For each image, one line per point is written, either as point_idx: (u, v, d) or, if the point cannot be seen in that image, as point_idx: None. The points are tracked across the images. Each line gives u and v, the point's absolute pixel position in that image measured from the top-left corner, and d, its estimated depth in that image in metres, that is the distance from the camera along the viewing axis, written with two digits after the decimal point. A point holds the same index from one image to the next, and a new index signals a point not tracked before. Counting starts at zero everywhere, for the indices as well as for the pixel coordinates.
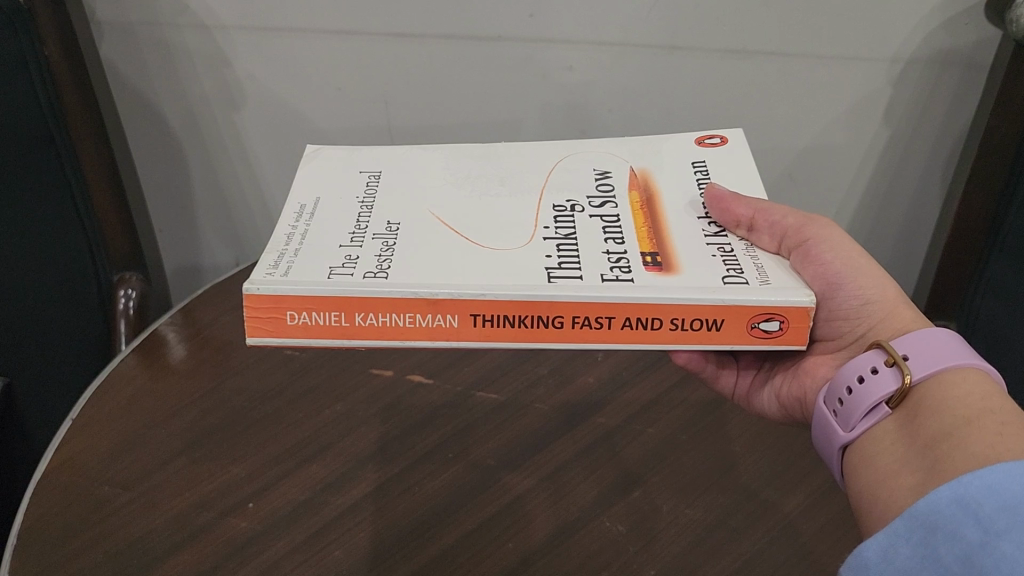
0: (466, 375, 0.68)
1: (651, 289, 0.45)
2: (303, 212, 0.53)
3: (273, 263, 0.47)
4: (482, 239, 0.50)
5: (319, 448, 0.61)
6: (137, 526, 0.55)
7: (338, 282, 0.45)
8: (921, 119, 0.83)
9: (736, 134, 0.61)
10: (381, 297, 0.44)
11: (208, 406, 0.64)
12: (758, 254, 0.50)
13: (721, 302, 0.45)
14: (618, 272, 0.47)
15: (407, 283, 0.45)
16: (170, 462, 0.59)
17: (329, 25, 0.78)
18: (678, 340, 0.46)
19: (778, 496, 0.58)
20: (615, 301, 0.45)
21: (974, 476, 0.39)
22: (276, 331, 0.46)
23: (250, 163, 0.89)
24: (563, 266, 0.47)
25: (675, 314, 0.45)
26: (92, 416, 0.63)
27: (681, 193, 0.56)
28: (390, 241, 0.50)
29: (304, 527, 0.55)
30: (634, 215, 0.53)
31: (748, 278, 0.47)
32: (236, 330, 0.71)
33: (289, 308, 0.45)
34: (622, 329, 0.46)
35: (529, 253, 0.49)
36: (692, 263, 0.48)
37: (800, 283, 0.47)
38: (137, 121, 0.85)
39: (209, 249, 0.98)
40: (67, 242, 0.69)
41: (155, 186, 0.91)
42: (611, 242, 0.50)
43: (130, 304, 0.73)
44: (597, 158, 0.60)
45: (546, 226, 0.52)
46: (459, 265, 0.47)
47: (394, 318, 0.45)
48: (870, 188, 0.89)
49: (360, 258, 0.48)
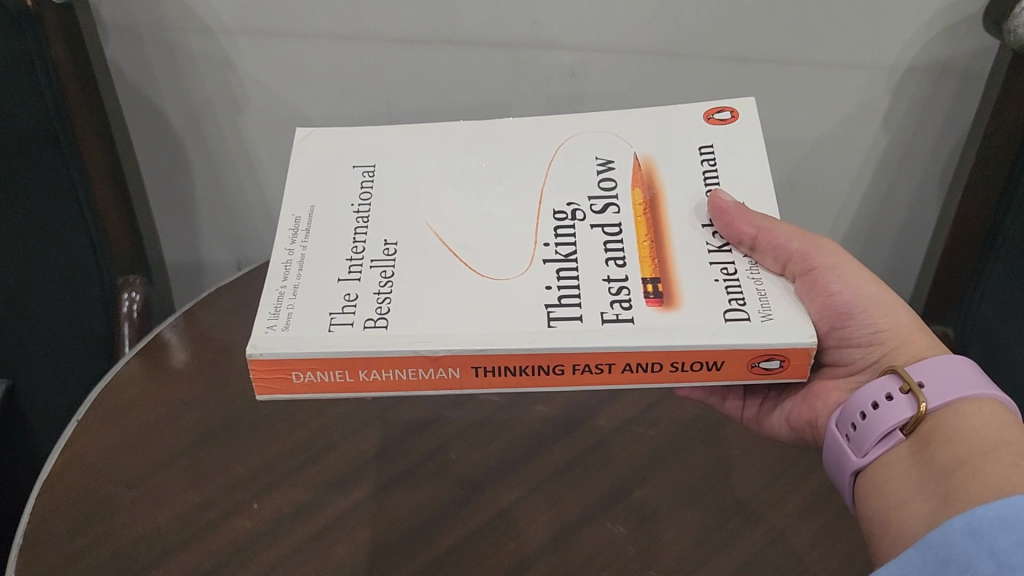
0: None
1: (655, 331, 0.44)
2: (296, 229, 0.51)
3: (273, 309, 0.46)
4: (482, 266, 0.49)
5: (320, 448, 0.61)
6: (142, 524, 0.55)
7: (339, 336, 0.44)
8: (919, 129, 0.82)
9: (747, 104, 0.58)
10: (382, 353, 0.44)
11: (208, 407, 0.64)
12: (762, 276, 0.49)
13: (723, 346, 0.44)
14: (618, 310, 0.46)
15: (420, 336, 0.44)
16: (171, 463, 0.59)
17: (330, 29, 0.78)
18: (680, 378, 0.45)
19: (771, 503, 0.58)
20: (616, 350, 0.44)
21: (987, 509, 0.39)
22: (283, 388, 0.45)
23: (252, 163, 0.89)
24: (562, 301, 0.47)
25: (675, 358, 0.44)
26: (97, 415, 0.63)
27: (685, 195, 0.54)
28: (389, 269, 0.49)
29: (303, 530, 0.55)
30: (638, 224, 0.51)
31: (750, 311, 0.46)
32: (238, 329, 0.71)
33: (294, 368, 0.44)
34: (625, 373, 0.45)
35: (528, 287, 0.47)
36: (694, 290, 0.47)
37: (801, 317, 0.46)
38: (140, 119, 0.86)
39: (211, 246, 0.98)
40: (72, 243, 0.71)
41: (157, 181, 0.91)
42: (612, 264, 0.49)
43: (133, 309, 0.74)
44: (595, 142, 0.57)
45: (547, 244, 0.50)
46: (455, 306, 0.46)
47: (398, 372, 0.44)
48: (877, 194, 0.88)
49: (359, 300, 0.47)
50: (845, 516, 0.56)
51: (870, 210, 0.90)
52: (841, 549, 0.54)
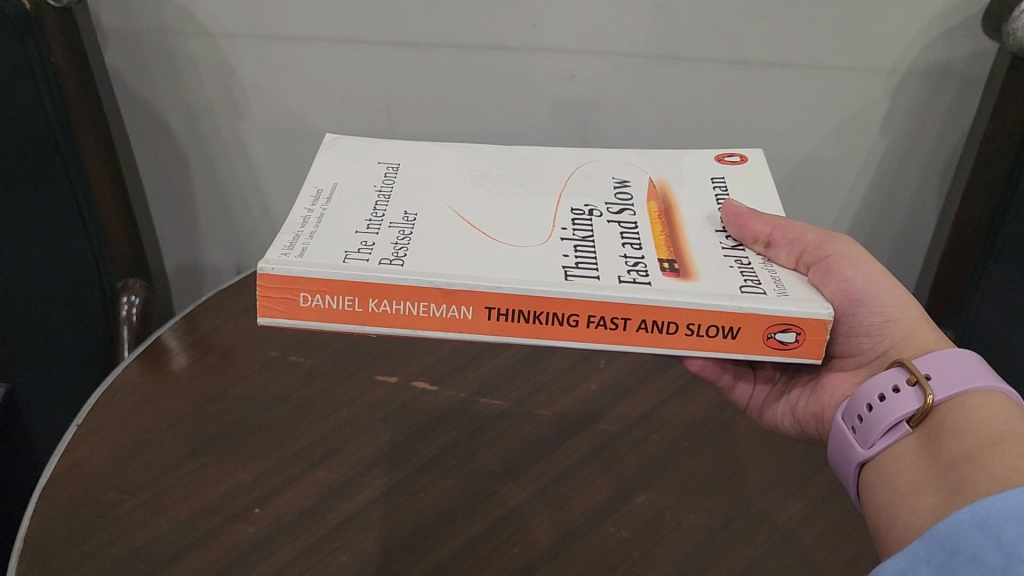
0: (467, 384, 0.67)
1: (670, 292, 0.44)
2: (319, 199, 0.52)
3: (288, 245, 0.46)
4: (499, 234, 0.49)
5: (323, 451, 0.61)
6: (144, 530, 0.54)
7: (357, 268, 0.44)
8: (917, 134, 0.82)
9: (756, 154, 0.59)
10: (399, 285, 0.44)
11: (212, 411, 0.64)
12: (776, 268, 0.49)
13: (740, 309, 0.44)
14: (635, 275, 0.46)
15: (436, 274, 0.44)
16: (175, 467, 0.59)
17: (332, 35, 0.78)
18: (693, 343, 0.45)
19: (778, 503, 0.57)
20: (633, 302, 0.44)
21: (995, 499, 0.38)
22: (288, 313, 0.45)
23: (252, 169, 0.89)
24: (580, 266, 0.46)
25: (691, 318, 0.44)
26: (98, 419, 0.62)
27: (699, 207, 0.54)
28: (408, 231, 0.49)
29: (309, 533, 0.55)
30: (653, 223, 0.52)
31: (766, 288, 0.46)
32: (241, 335, 0.71)
33: (303, 289, 0.44)
34: (638, 331, 0.45)
35: (543, 255, 0.47)
36: (709, 271, 0.47)
37: (819, 296, 0.46)
38: (141, 126, 0.86)
39: (211, 254, 0.98)
40: (70, 249, 0.71)
41: (158, 187, 0.91)
42: (628, 247, 0.49)
43: (133, 313, 0.74)
44: (609, 167, 0.58)
45: (563, 228, 0.50)
46: (471, 258, 0.46)
47: (408, 305, 0.44)
48: (876, 198, 0.89)
49: (375, 245, 0.47)
50: (852, 518, 0.56)
51: (869, 215, 0.90)
52: (848, 549, 0.54)
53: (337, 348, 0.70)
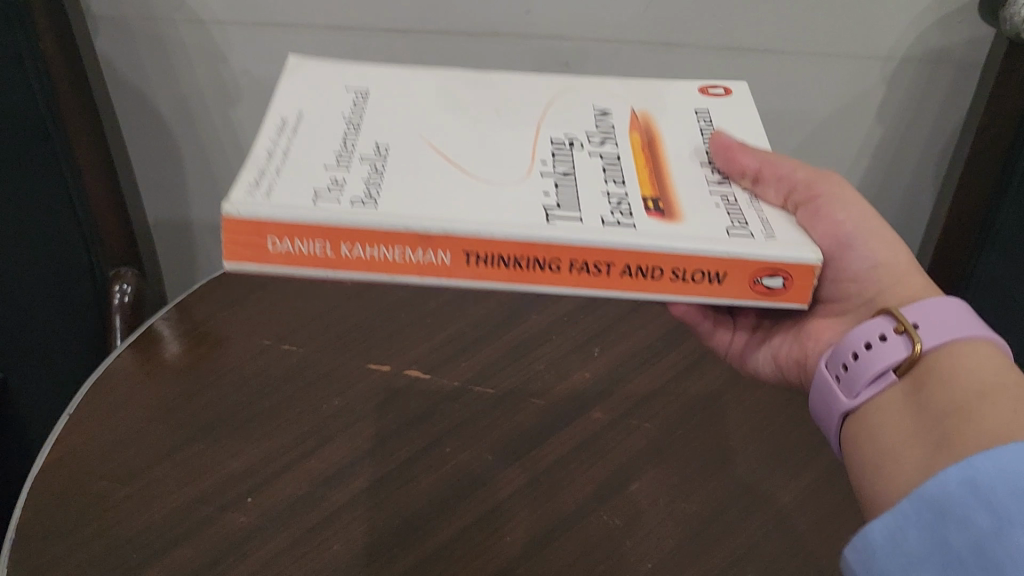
0: (462, 372, 0.66)
1: (656, 234, 0.44)
2: (285, 125, 0.51)
3: (256, 180, 0.45)
4: (476, 171, 0.48)
5: (317, 440, 0.60)
6: (136, 521, 0.54)
7: (330, 207, 0.43)
8: (913, 120, 0.82)
9: (740, 87, 0.60)
10: (373, 226, 0.42)
11: (206, 399, 0.63)
12: (762, 206, 0.49)
13: (725, 254, 0.43)
14: (619, 216, 0.45)
15: (415, 213, 0.43)
16: (168, 456, 0.58)
17: (325, 21, 0.78)
18: (678, 286, 0.44)
19: (773, 489, 0.57)
20: (617, 246, 0.43)
21: (985, 458, 0.37)
22: (256, 257, 0.43)
23: (243, 156, 0.89)
24: (559, 204, 0.45)
25: (677, 264, 0.43)
26: (90, 408, 0.62)
27: (683, 141, 0.54)
28: (380, 163, 0.48)
29: (302, 522, 0.54)
30: (635, 157, 0.51)
31: (752, 231, 0.46)
32: (235, 324, 0.70)
33: (272, 233, 0.43)
34: (623, 272, 0.44)
35: (520, 188, 0.46)
36: (693, 211, 0.47)
37: (806, 239, 0.45)
38: (129, 115, 0.86)
39: (202, 241, 0.98)
40: (62, 236, 0.70)
41: (148, 177, 0.92)
42: (610, 182, 0.48)
43: (125, 299, 0.73)
44: (588, 104, 0.57)
45: (541, 161, 0.50)
46: (448, 194, 0.45)
47: (382, 252, 0.43)
48: (872, 186, 0.88)
49: (345, 180, 0.46)
50: (844, 505, 0.56)
51: (865, 202, 0.89)
52: (841, 538, 0.54)
53: (331, 336, 0.69)
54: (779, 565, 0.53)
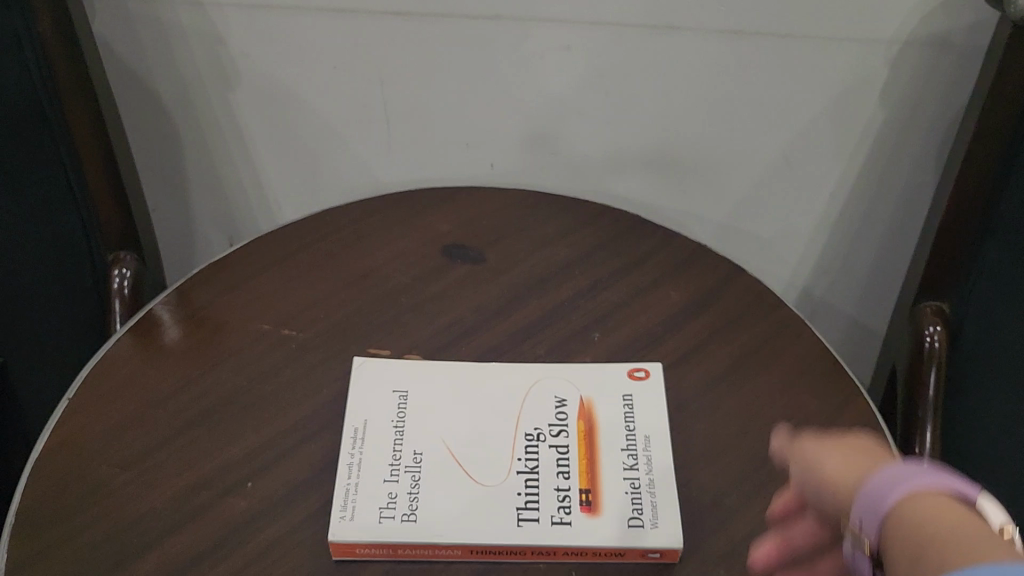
0: (462, 357, 0.66)
1: (572, 537, 0.52)
2: (356, 437, 0.59)
3: (340, 508, 0.54)
4: (472, 475, 0.56)
5: (316, 426, 0.60)
6: (136, 506, 0.54)
7: (389, 527, 0.52)
8: (916, 105, 0.81)
9: (657, 366, 0.64)
10: (419, 542, 0.52)
11: (206, 385, 0.63)
12: (659, 486, 0.56)
13: (617, 547, 0.52)
14: (560, 513, 0.53)
15: (447, 533, 0.52)
16: (167, 442, 0.59)
17: (326, 4, 0.79)
18: (607, 559, 0.52)
19: (772, 477, 0.57)
20: (539, 546, 0.52)
21: None
22: (352, 553, 0.52)
23: (242, 137, 0.90)
24: (528, 504, 0.54)
25: (588, 557, 0.52)
26: (89, 393, 0.62)
27: (618, 432, 0.59)
28: (418, 474, 0.56)
29: (302, 507, 0.55)
30: (579, 453, 0.58)
31: (646, 518, 0.53)
32: (235, 309, 0.70)
33: (360, 549, 0.52)
34: (569, 555, 0.52)
35: (503, 491, 0.55)
36: (612, 503, 0.54)
37: (680, 524, 0.53)
38: (131, 99, 0.87)
39: (202, 222, 0.98)
40: (61, 219, 0.72)
41: (149, 160, 0.92)
42: (560, 477, 0.56)
43: (124, 285, 0.73)
44: (559, 369, 0.64)
45: (518, 458, 0.57)
46: (464, 506, 0.54)
47: (436, 552, 0.52)
48: (876, 172, 0.87)
49: (397, 497, 0.54)
50: None
51: (870, 187, 0.88)
52: None
53: (331, 321, 0.69)
54: None
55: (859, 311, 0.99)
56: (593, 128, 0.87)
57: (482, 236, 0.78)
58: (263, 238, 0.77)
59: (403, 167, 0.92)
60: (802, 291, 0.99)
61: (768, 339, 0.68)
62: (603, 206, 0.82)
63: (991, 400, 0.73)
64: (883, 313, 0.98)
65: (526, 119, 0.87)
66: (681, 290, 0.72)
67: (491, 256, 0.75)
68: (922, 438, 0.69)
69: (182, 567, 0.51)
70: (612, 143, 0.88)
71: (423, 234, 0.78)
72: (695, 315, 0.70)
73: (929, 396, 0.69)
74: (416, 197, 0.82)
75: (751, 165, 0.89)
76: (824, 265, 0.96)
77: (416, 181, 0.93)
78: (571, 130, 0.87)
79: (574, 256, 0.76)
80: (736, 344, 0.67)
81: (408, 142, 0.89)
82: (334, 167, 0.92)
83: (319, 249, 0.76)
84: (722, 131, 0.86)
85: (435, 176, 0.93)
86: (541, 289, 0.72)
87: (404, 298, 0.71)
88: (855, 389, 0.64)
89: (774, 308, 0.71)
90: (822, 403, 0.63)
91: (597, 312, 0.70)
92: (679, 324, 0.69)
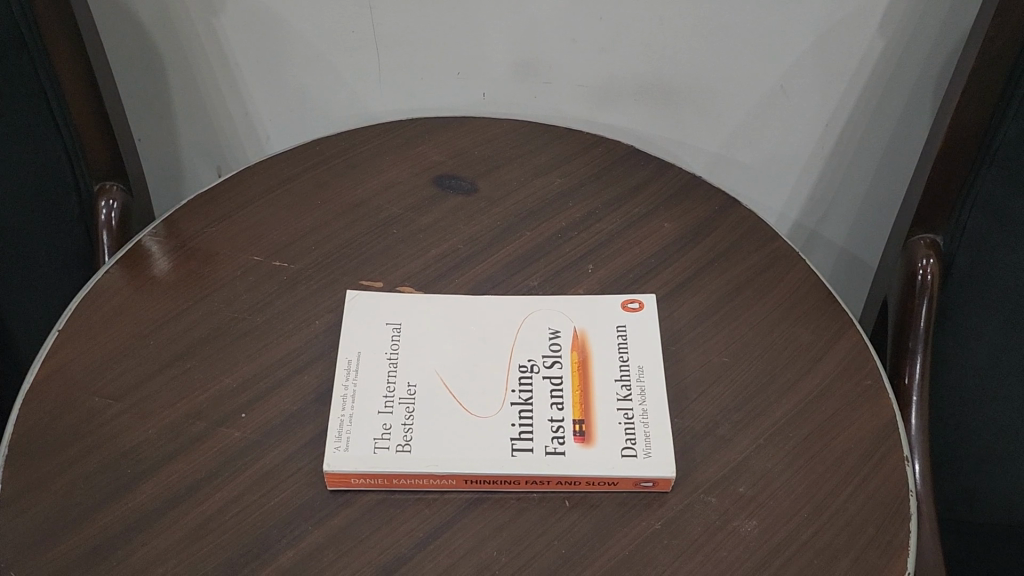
0: (455, 289, 0.65)
1: (567, 464, 0.53)
2: (351, 368, 0.58)
3: (336, 436, 0.54)
4: (467, 406, 0.56)
5: (308, 356, 0.60)
6: (127, 437, 0.54)
7: (384, 458, 0.52)
8: (916, 33, 0.80)
9: (651, 298, 0.64)
10: (414, 472, 0.52)
11: (197, 315, 0.63)
12: (654, 416, 0.56)
13: (610, 475, 0.52)
14: (555, 443, 0.54)
15: (442, 463, 0.52)
16: (159, 373, 0.58)
17: None
18: (598, 487, 0.53)
19: (765, 405, 0.58)
20: (533, 474, 0.52)
21: None
22: (345, 481, 0.52)
23: (228, 67, 0.88)
24: (522, 434, 0.54)
25: (580, 485, 0.52)
26: (79, 324, 0.62)
27: (613, 362, 0.59)
28: (411, 405, 0.56)
29: (297, 437, 0.55)
30: (572, 383, 0.58)
31: (638, 448, 0.54)
32: (223, 240, 0.69)
33: (354, 477, 0.52)
34: (562, 484, 0.52)
35: (498, 422, 0.55)
36: (606, 433, 0.55)
37: (672, 453, 0.54)
38: (113, 26, 0.85)
39: (189, 152, 0.96)
40: (46, 150, 0.71)
41: (133, 89, 0.90)
42: (554, 406, 0.56)
43: (112, 216, 0.72)
44: (555, 301, 0.64)
45: (512, 389, 0.57)
46: (458, 436, 0.54)
47: (428, 481, 0.52)
48: (871, 102, 0.86)
49: (391, 428, 0.54)
50: (836, 421, 0.57)
51: (866, 117, 0.87)
52: (828, 455, 0.55)
53: (322, 252, 0.68)
54: (769, 479, 0.53)
55: (850, 243, 0.98)
56: (587, 56, 0.85)
57: (473, 166, 0.77)
58: (251, 168, 0.76)
59: (393, 96, 0.90)
60: (795, 222, 0.98)
61: (762, 270, 0.68)
62: (596, 136, 0.81)
63: (979, 332, 0.73)
64: (878, 243, 0.98)
65: (518, 47, 0.85)
66: (675, 221, 0.72)
67: (483, 186, 0.74)
68: (911, 368, 0.69)
69: (178, 496, 0.51)
70: (605, 71, 0.87)
71: (414, 164, 0.77)
72: (689, 246, 0.69)
73: (920, 327, 0.70)
74: (407, 127, 0.81)
75: (748, 96, 0.87)
76: (818, 196, 0.95)
77: (407, 110, 0.92)
78: (564, 59, 0.86)
79: (566, 187, 0.75)
80: (730, 275, 0.67)
81: (398, 70, 0.88)
82: (322, 96, 0.90)
83: (309, 179, 0.75)
84: (717, 60, 0.85)
85: (427, 104, 0.91)
86: (534, 220, 0.71)
87: (396, 229, 0.70)
88: (847, 320, 0.64)
89: (769, 239, 0.70)
90: (815, 334, 0.63)
91: (590, 243, 0.70)
92: (673, 254, 0.69)
